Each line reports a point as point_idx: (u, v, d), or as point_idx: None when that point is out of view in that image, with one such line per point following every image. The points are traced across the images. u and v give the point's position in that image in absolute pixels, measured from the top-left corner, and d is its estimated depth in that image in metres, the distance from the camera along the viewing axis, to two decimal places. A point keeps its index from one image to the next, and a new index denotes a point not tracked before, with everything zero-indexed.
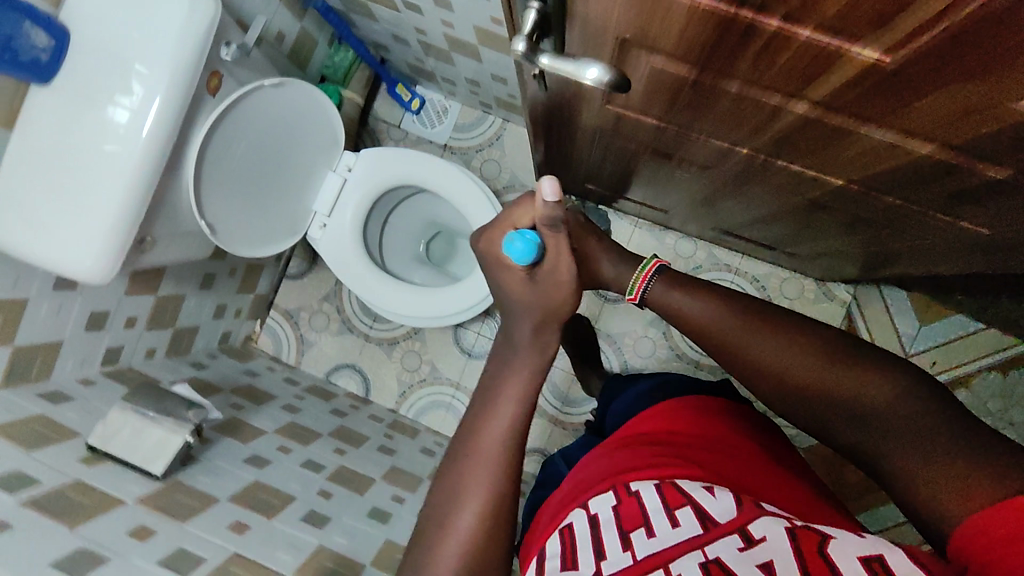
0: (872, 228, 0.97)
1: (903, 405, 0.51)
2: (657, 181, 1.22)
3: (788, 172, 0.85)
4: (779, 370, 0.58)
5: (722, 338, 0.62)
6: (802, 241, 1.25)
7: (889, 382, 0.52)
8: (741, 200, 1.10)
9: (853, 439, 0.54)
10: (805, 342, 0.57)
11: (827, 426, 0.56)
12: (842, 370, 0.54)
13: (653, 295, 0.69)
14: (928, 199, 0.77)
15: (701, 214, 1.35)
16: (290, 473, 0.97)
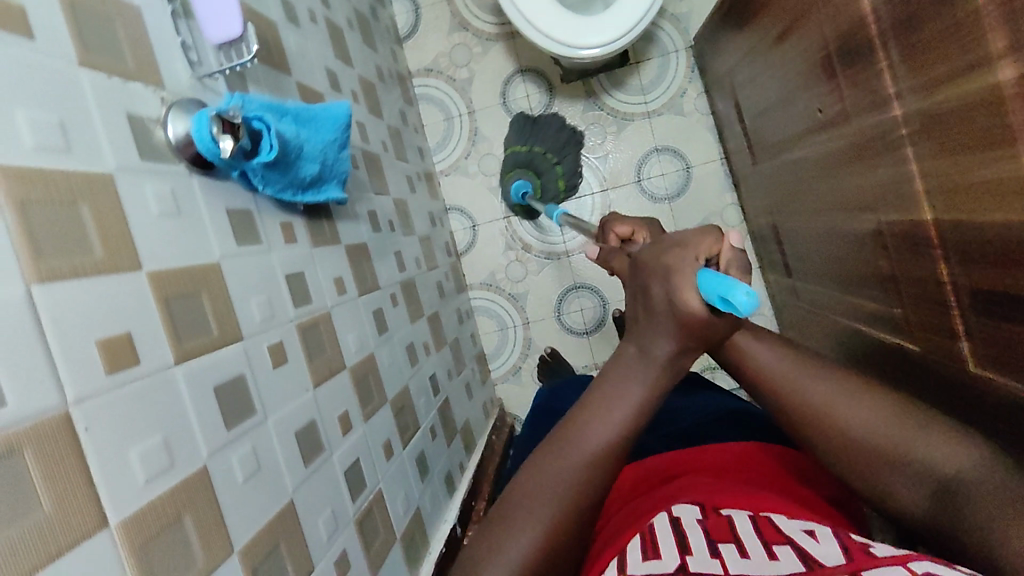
0: (889, 295, 0.83)
1: (989, 478, 0.42)
2: (773, 103, 1.05)
3: (899, 169, 0.70)
4: (844, 431, 0.47)
5: (788, 392, 0.48)
6: (812, 284, 1.10)
7: (969, 449, 0.44)
8: (821, 185, 0.92)
9: (922, 515, 0.45)
10: (873, 405, 0.47)
11: (889, 499, 0.47)
12: (909, 434, 0.45)
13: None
14: (983, 290, 0.63)
15: (768, 191, 1.18)
16: (291, 59, 0.82)
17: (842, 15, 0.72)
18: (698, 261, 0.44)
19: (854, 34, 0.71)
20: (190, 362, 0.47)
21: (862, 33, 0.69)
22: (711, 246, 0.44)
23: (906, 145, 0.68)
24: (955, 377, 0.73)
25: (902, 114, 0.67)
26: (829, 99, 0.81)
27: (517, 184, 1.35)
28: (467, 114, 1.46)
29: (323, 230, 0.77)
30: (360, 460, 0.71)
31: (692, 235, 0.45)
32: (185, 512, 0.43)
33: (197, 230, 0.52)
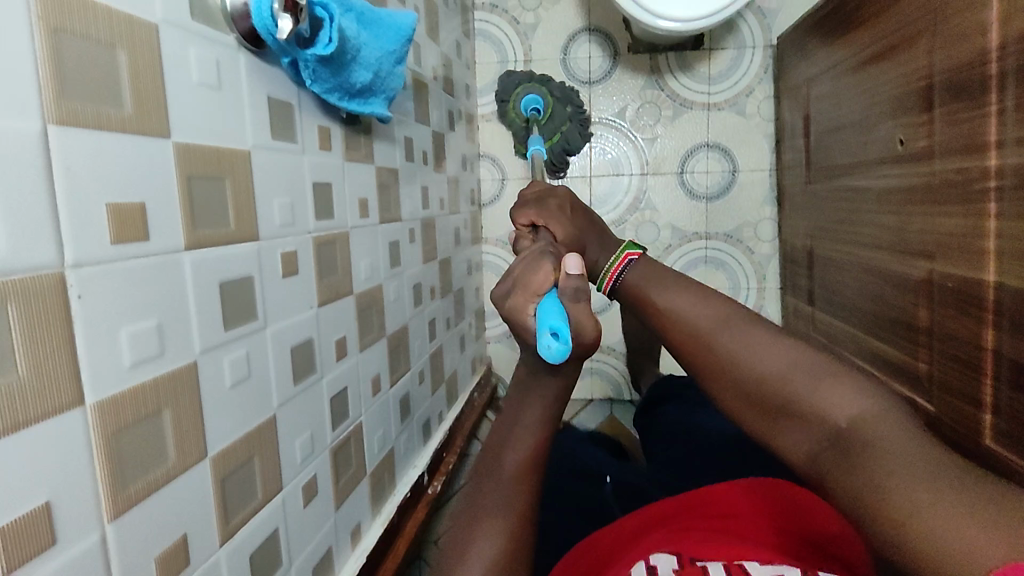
0: (916, 348, 0.80)
1: (881, 424, 0.39)
2: (843, 122, 1.00)
3: (973, 222, 0.67)
4: (750, 376, 0.45)
5: (703, 340, 0.48)
6: (833, 318, 1.07)
7: (870, 396, 0.41)
8: (879, 221, 0.88)
9: (809, 463, 0.42)
10: (787, 354, 0.44)
11: (781, 447, 0.44)
12: (814, 379, 0.43)
13: (626, 284, 0.57)
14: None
15: (813, 213, 1.14)
16: None
17: (961, 46, 0.67)
18: (536, 296, 0.49)
19: (971, 69, 0.66)
20: (201, 250, 0.43)
21: (981, 69, 0.64)
22: (548, 276, 0.49)
23: (990, 201, 0.64)
24: (964, 445, 0.71)
25: (997, 164, 0.63)
26: (919, 133, 0.77)
27: (524, 101, 1.32)
28: (523, 61, 1.39)
29: (359, 145, 0.72)
30: (347, 390, 0.68)
31: (530, 267, 0.51)
32: (165, 406, 0.40)
33: (235, 110, 0.48)
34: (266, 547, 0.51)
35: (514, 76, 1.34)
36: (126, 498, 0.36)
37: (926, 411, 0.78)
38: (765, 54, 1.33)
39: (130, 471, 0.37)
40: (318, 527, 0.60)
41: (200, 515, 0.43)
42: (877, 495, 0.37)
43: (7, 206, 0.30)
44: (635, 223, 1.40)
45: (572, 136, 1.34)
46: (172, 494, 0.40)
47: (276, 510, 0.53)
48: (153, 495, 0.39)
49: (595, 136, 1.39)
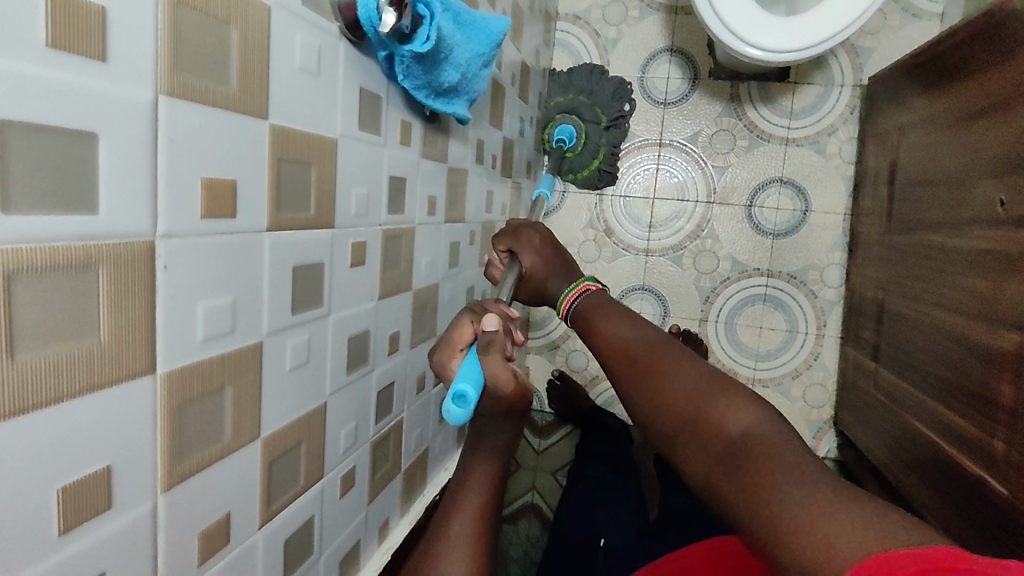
0: (994, 425, 0.74)
1: (774, 438, 0.41)
2: (935, 177, 0.95)
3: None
4: (664, 392, 0.47)
5: (630, 359, 0.51)
6: (899, 379, 1.01)
7: (758, 408, 0.43)
8: (969, 284, 0.83)
9: (701, 476, 0.43)
10: (702, 376, 0.46)
11: (677, 457, 0.45)
12: (717, 396, 0.44)
13: (578, 309, 0.61)
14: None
15: (890, 263, 1.08)
16: None
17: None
18: (459, 351, 0.53)
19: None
20: (281, 232, 0.43)
21: None
22: (470, 332, 0.53)
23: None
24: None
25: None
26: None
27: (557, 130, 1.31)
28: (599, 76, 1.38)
29: (435, 144, 0.72)
30: (393, 385, 0.67)
31: (456, 325, 0.54)
32: (228, 383, 0.40)
33: (329, 97, 0.48)
34: (301, 534, 0.51)
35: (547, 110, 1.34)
36: (180, 471, 0.36)
37: (999, 494, 0.72)
38: (854, 94, 1.28)
39: (189, 444, 0.37)
40: (350, 520, 0.60)
41: (245, 493, 0.43)
42: (776, 506, 0.38)
43: (111, 170, 0.30)
44: (693, 251, 1.37)
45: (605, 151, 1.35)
46: (223, 471, 0.40)
47: (314, 498, 0.52)
48: (204, 471, 0.39)
49: (664, 158, 1.36)
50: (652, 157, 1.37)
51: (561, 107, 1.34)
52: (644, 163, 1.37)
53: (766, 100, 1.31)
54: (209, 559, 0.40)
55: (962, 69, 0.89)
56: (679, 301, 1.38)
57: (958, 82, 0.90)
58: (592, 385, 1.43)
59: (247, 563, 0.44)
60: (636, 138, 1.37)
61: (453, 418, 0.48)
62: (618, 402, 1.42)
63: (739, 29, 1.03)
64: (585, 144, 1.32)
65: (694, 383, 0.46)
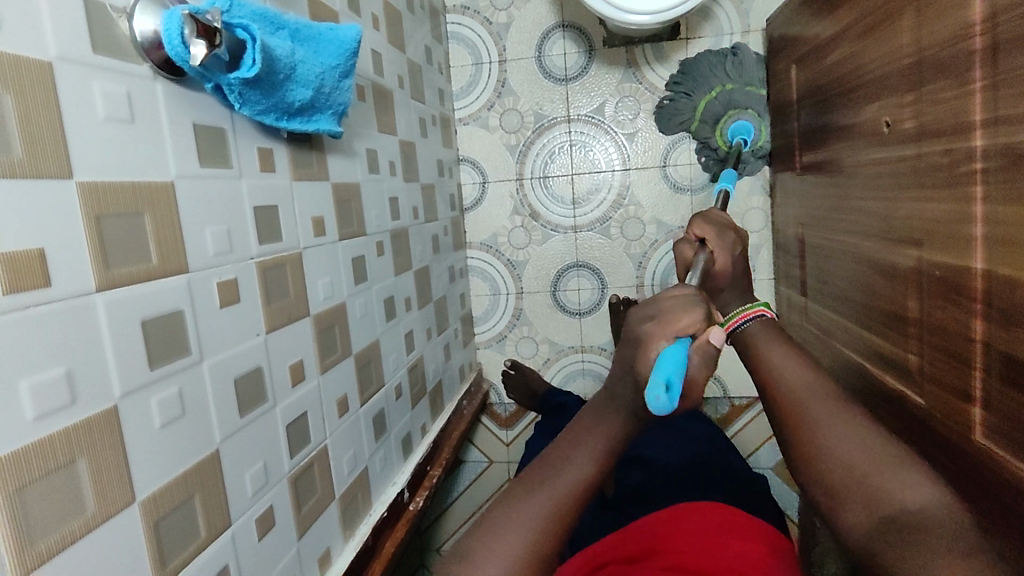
0: (906, 340, 0.76)
1: (944, 522, 0.44)
2: (831, 104, 0.95)
3: (956, 207, 0.63)
4: (838, 462, 0.49)
5: (794, 402, 0.54)
6: (827, 310, 1.03)
7: (934, 493, 0.46)
8: (869, 207, 0.84)
9: (864, 539, 0.47)
10: (865, 438, 0.50)
11: (840, 519, 0.49)
12: (885, 469, 0.48)
13: (745, 332, 0.64)
14: (1013, 358, 0.56)
15: (804, 199, 1.10)
16: None
17: (947, 17, 0.62)
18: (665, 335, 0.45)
19: (954, 44, 0.61)
20: (116, 290, 0.42)
21: (965, 43, 0.59)
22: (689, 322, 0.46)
23: (976, 182, 0.59)
24: (955, 443, 0.67)
25: (981, 144, 0.58)
26: (902, 113, 0.72)
27: (734, 130, 1.28)
28: (498, 62, 1.37)
29: (310, 163, 0.71)
30: (307, 415, 0.66)
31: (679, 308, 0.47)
32: (80, 454, 0.39)
33: (152, 141, 0.47)
34: None
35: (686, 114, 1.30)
36: (35, 555, 0.35)
37: (918, 405, 0.74)
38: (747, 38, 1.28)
39: (41, 526, 0.36)
40: (275, 560, 0.59)
41: (132, 559, 0.42)
42: None
43: None
44: (619, 220, 1.38)
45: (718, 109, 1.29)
46: (97, 543, 0.39)
47: (225, 546, 0.51)
48: (68, 549, 0.37)
49: (575, 134, 1.36)
50: (564, 135, 1.37)
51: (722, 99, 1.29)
52: (557, 141, 1.37)
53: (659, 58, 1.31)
54: None
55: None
56: (615, 271, 1.39)
57: (835, 10, 0.89)
58: (546, 368, 1.45)
59: None
60: (546, 118, 1.37)
61: (659, 411, 0.44)
62: (574, 380, 1.44)
63: None
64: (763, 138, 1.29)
65: (857, 449, 0.49)
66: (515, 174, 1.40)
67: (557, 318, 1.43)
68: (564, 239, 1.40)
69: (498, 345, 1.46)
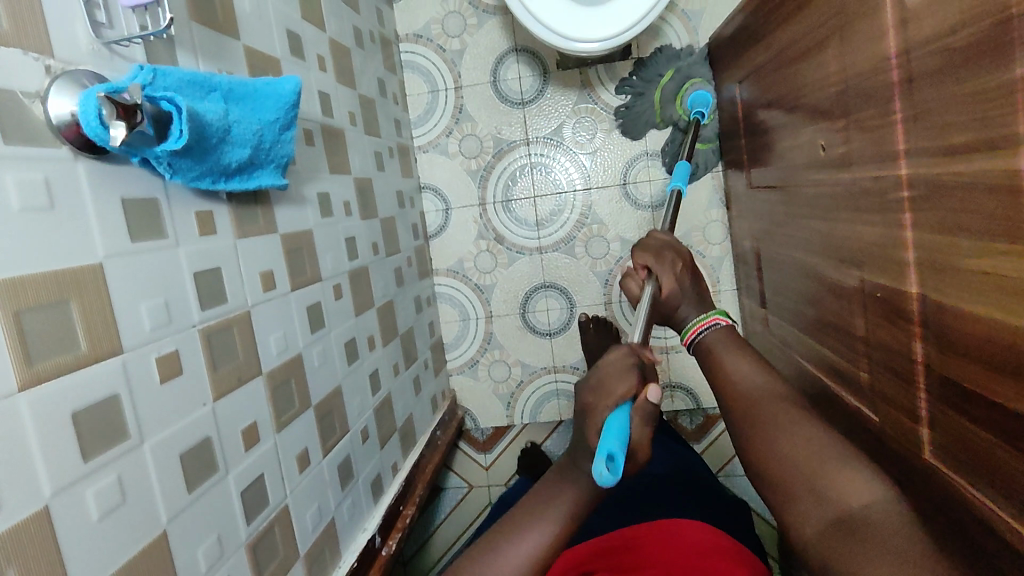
0: (855, 357, 0.76)
1: (883, 512, 0.51)
2: (772, 123, 0.95)
3: (890, 232, 0.63)
4: (785, 461, 0.57)
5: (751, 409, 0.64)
6: (786, 323, 1.04)
7: (877, 488, 0.52)
8: (813, 225, 0.84)
9: (813, 530, 0.53)
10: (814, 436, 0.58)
11: (790, 513, 0.56)
12: (837, 464, 0.55)
13: (702, 340, 0.79)
14: (953, 383, 0.56)
15: (756, 215, 1.11)
16: (240, 20, 0.72)
17: (865, 47, 0.62)
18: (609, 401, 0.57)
19: (878, 74, 0.60)
20: (40, 386, 0.41)
21: (886, 74, 0.59)
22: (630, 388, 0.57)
23: (905, 210, 0.59)
24: (902, 458, 0.68)
25: (906, 172, 0.58)
26: (836, 139, 0.71)
27: (693, 97, 1.22)
28: (453, 89, 1.37)
29: (256, 218, 0.70)
30: (265, 475, 0.65)
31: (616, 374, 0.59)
32: (8, 564, 0.37)
33: (75, 225, 0.46)
34: None
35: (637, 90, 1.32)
36: None
37: (870, 423, 0.74)
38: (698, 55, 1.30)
39: None
40: None
41: None
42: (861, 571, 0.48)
43: None
44: (584, 240, 1.38)
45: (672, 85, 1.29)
46: None
47: None
48: None
49: (534, 156, 1.37)
50: (524, 158, 1.37)
51: (677, 81, 1.29)
52: (518, 165, 1.38)
53: (611, 77, 1.33)
54: None
55: (769, 20, 0.88)
56: (582, 290, 1.40)
57: (767, 35, 0.90)
58: (520, 390, 1.44)
59: None
60: (504, 142, 1.37)
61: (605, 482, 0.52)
62: (548, 402, 1.44)
63: (559, 38, 1.05)
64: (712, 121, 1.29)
65: (806, 447, 0.57)
66: (478, 199, 1.40)
67: (527, 339, 1.42)
68: (529, 262, 1.40)
69: (471, 370, 1.45)
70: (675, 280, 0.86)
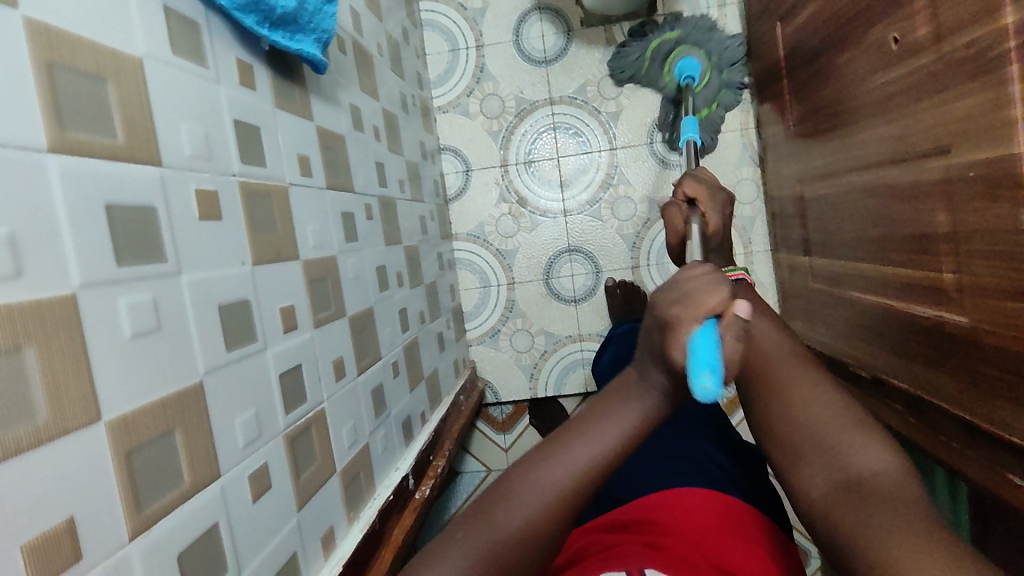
0: (937, 257, 0.73)
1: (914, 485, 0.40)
2: (827, 45, 0.92)
3: (992, 97, 0.60)
4: (811, 428, 0.45)
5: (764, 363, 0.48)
6: (838, 260, 1.00)
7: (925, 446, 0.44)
8: (880, 134, 0.81)
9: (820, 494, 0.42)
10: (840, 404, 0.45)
11: (798, 477, 0.44)
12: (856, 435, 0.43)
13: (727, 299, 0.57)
14: None
15: (801, 156, 1.08)
16: None
17: None
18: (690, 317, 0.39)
19: None
20: (73, 156, 0.34)
21: None
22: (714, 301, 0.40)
23: (1012, 62, 0.56)
24: (1013, 350, 0.62)
25: (1014, 20, 0.55)
26: (915, 21, 0.69)
27: (682, 66, 1.19)
28: (475, 48, 1.34)
29: (293, 97, 0.64)
30: (302, 368, 0.58)
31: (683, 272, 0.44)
32: (28, 343, 0.30)
33: (116, 6, 0.40)
34: (206, 543, 0.41)
35: (630, 55, 1.23)
36: None
37: (959, 325, 0.71)
38: (724, 12, 1.28)
39: None
40: (273, 530, 0.49)
41: (98, 488, 0.33)
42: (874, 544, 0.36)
43: None
44: (609, 202, 1.33)
45: (668, 44, 1.20)
46: (48, 462, 0.30)
47: (215, 500, 0.43)
48: (11, 460, 0.28)
49: (558, 114, 1.33)
50: (547, 117, 1.33)
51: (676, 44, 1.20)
52: (541, 124, 1.34)
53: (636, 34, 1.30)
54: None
55: None
56: (607, 254, 1.34)
57: None
58: (543, 361, 1.37)
59: None
60: (527, 101, 1.33)
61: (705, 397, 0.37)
62: (573, 373, 1.37)
63: None
64: (710, 77, 1.22)
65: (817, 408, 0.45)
66: (499, 160, 1.35)
67: (551, 307, 1.36)
68: (554, 225, 1.35)
69: (491, 341, 1.38)
70: (722, 216, 0.77)
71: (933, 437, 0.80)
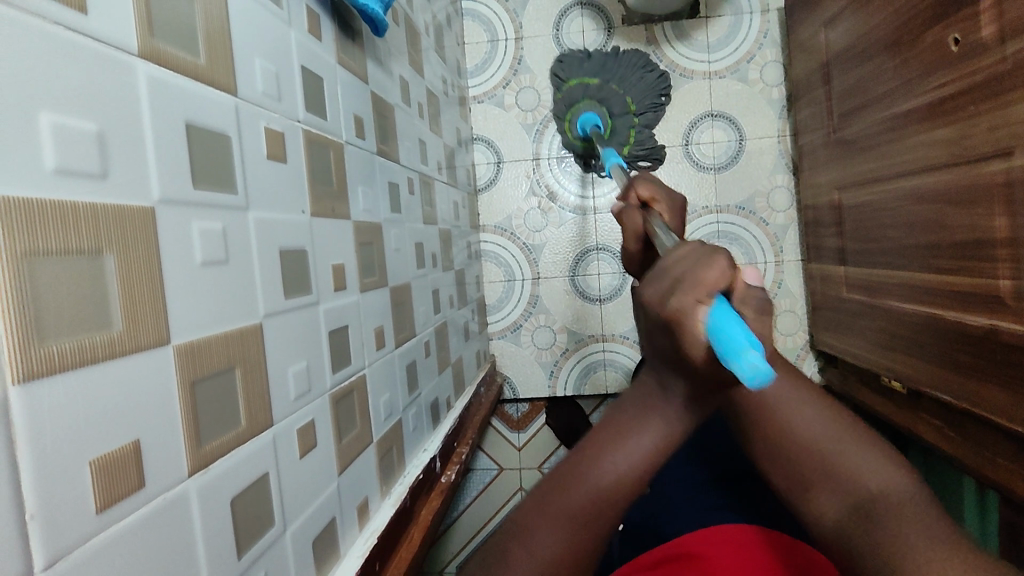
0: (994, 262, 0.71)
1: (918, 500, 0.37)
2: (879, 48, 0.90)
3: None
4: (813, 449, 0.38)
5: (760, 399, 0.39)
6: (879, 268, 0.98)
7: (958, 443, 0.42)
8: (933, 137, 0.80)
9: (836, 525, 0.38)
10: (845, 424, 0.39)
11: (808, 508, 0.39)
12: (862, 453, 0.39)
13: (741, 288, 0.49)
14: None
15: (841, 163, 1.06)
16: None
17: None
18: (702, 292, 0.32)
19: None
20: (160, 66, 0.33)
21: None
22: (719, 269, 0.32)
23: None
24: None
25: None
26: (981, 19, 0.68)
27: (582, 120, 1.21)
28: (514, 40, 1.33)
29: (352, 57, 0.63)
30: (348, 329, 0.56)
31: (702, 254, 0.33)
32: (109, 248, 0.28)
33: None
34: (257, 491, 0.39)
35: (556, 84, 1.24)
36: (44, 356, 0.25)
37: (1013, 334, 0.69)
38: (766, 18, 1.27)
39: (53, 321, 0.25)
40: (317, 490, 0.47)
41: (165, 414, 0.31)
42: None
43: None
44: None
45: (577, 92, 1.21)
46: (121, 375, 0.29)
47: (267, 447, 0.41)
48: (85, 367, 0.27)
49: None
50: None
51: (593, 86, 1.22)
52: None
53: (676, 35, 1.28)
54: (116, 497, 0.28)
55: None
56: None
57: None
58: (564, 360, 1.35)
59: (183, 518, 0.32)
60: None
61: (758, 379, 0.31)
62: (594, 373, 1.35)
63: None
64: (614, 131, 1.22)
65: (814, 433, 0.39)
66: (531, 154, 1.34)
67: (574, 304, 1.34)
68: (583, 222, 1.33)
69: (513, 336, 1.36)
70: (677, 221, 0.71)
71: (979, 451, 0.78)
